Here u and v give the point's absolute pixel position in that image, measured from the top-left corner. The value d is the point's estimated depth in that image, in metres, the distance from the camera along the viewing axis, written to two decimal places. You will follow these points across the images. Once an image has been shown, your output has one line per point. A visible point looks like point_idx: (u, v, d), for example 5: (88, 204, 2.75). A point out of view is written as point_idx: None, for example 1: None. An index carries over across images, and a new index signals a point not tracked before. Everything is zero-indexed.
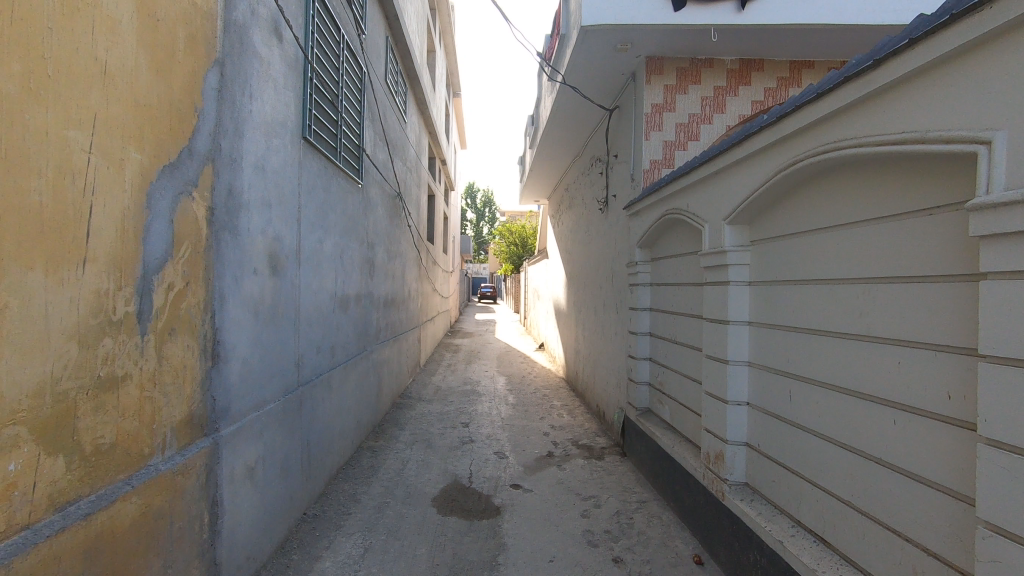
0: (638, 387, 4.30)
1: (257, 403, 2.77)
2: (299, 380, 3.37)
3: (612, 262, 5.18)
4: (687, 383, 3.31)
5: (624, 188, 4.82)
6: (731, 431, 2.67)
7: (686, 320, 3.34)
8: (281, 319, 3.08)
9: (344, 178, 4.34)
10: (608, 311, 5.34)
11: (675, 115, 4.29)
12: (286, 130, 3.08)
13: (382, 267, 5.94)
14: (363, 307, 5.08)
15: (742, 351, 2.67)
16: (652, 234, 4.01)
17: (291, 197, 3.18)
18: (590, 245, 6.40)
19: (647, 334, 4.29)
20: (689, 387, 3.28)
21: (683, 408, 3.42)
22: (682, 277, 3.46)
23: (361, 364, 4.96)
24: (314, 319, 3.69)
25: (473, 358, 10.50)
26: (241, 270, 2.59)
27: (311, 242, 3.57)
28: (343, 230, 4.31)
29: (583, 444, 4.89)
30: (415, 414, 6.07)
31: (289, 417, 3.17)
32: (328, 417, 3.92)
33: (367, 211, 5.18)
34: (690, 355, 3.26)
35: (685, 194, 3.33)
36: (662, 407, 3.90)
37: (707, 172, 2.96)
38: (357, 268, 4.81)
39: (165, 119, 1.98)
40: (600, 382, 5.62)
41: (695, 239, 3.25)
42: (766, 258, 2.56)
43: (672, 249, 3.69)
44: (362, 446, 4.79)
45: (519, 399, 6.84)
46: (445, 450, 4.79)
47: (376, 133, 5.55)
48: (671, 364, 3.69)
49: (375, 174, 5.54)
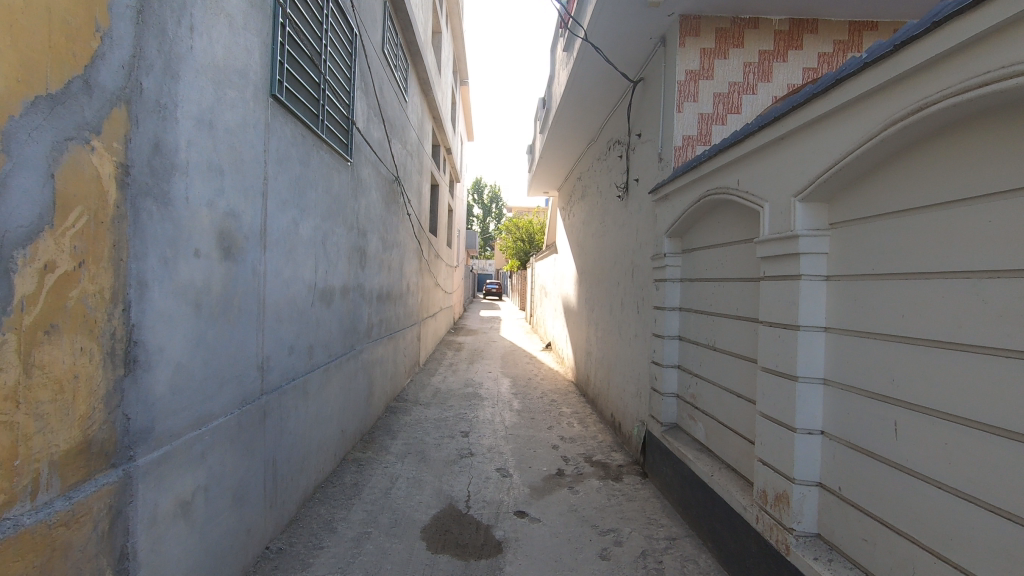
0: (665, 398, 3.70)
1: (199, 418, 2.21)
2: (262, 386, 2.80)
3: (633, 256, 4.58)
4: (733, 401, 2.72)
5: (650, 171, 4.22)
6: (800, 467, 2.08)
7: (733, 323, 2.74)
8: (237, 313, 2.51)
9: (328, 152, 3.76)
10: (627, 310, 4.75)
11: (713, 84, 3.69)
12: (245, 81, 2.50)
13: (375, 258, 5.35)
14: (351, 301, 4.50)
15: (817, 366, 2.08)
16: (686, 220, 3.41)
17: (252, 164, 2.60)
18: (606, 237, 5.79)
19: (675, 338, 3.69)
20: (736, 405, 2.69)
21: (726, 429, 2.83)
22: (727, 271, 2.86)
23: (347, 367, 4.38)
24: (286, 315, 3.11)
25: (476, 357, 9.91)
26: (176, 249, 2.02)
27: (281, 222, 2.99)
28: (324, 211, 3.73)
29: (597, 461, 4.31)
30: (409, 421, 5.49)
31: (247, 433, 2.61)
32: (302, 429, 3.35)
33: (356, 194, 4.60)
34: (737, 366, 2.67)
35: (734, 168, 2.71)
36: (694, 424, 3.32)
37: (768, 137, 2.35)
38: (344, 256, 4.24)
39: (38, 32, 1.42)
40: (616, 389, 5.03)
41: (745, 225, 2.66)
42: (854, 245, 1.97)
43: (714, 237, 3.09)
44: (346, 459, 4.22)
45: (524, 404, 6.26)
46: (441, 465, 4.22)
47: (370, 106, 4.96)
48: (708, 376, 3.10)
49: (368, 153, 4.95)
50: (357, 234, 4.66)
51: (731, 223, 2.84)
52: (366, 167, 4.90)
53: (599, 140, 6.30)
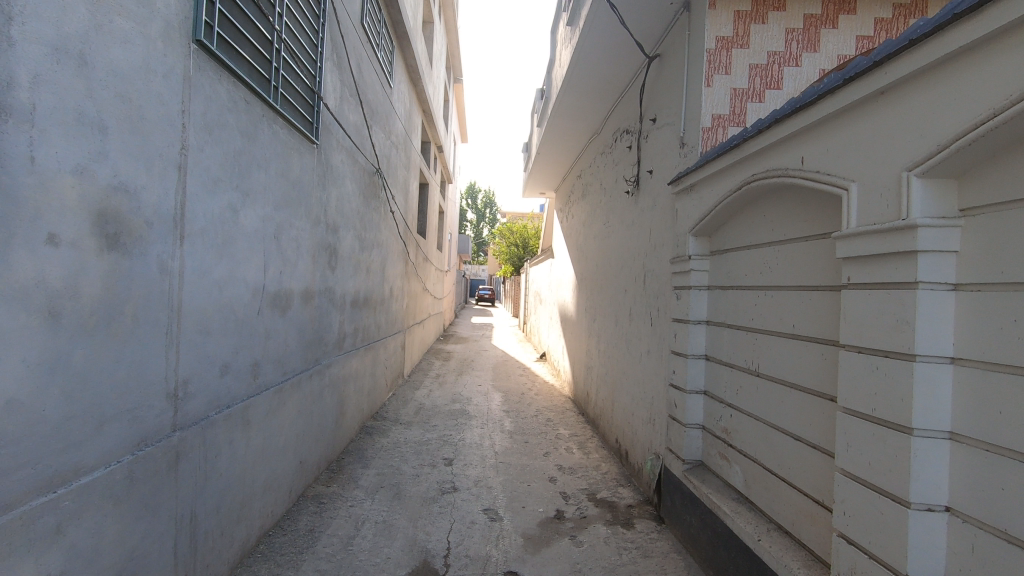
0: (687, 430, 3.06)
1: (52, 477, 1.54)
2: (175, 420, 2.14)
3: (645, 259, 3.96)
4: (792, 447, 2.09)
5: (668, 159, 3.60)
6: (916, 559, 1.44)
7: (795, 344, 2.11)
8: (134, 325, 1.86)
9: (284, 128, 3.11)
10: (638, 321, 4.12)
11: (748, 54, 3.08)
12: (149, 14, 1.87)
13: (349, 259, 4.69)
14: (315, 307, 3.84)
15: (941, 413, 1.45)
16: (719, 214, 2.80)
17: (160, 125, 1.95)
18: (611, 238, 5.16)
19: (702, 357, 3.07)
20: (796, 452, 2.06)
21: (778, 480, 2.21)
22: (783, 278, 2.23)
23: (309, 385, 3.71)
24: (217, 327, 2.44)
25: (465, 368, 9.23)
26: (7, 233, 1.38)
27: (210, 207, 2.33)
28: (278, 198, 3.07)
29: (602, 500, 3.67)
30: (386, 444, 4.82)
31: (148, 486, 1.95)
32: (241, 469, 2.69)
33: (325, 182, 3.95)
34: (800, 402, 2.05)
35: (796, 144, 2.07)
36: (730, 466, 2.69)
37: (858, 95, 1.71)
38: (306, 254, 3.58)
39: None
40: (623, 412, 4.40)
41: (812, 217, 2.04)
42: (1004, 239, 1.33)
43: (759, 235, 2.47)
44: (304, 496, 3.55)
45: (517, 425, 5.60)
46: (417, 504, 3.55)
47: (345, 82, 4.32)
48: (751, 409, 2.48)
49: (341, 137, 4.31)
50: (326, 229, 4.00)
51: (788, 216, 2.21)
52: (338, 152, 4.24)
53: (604, 132, 5.70)
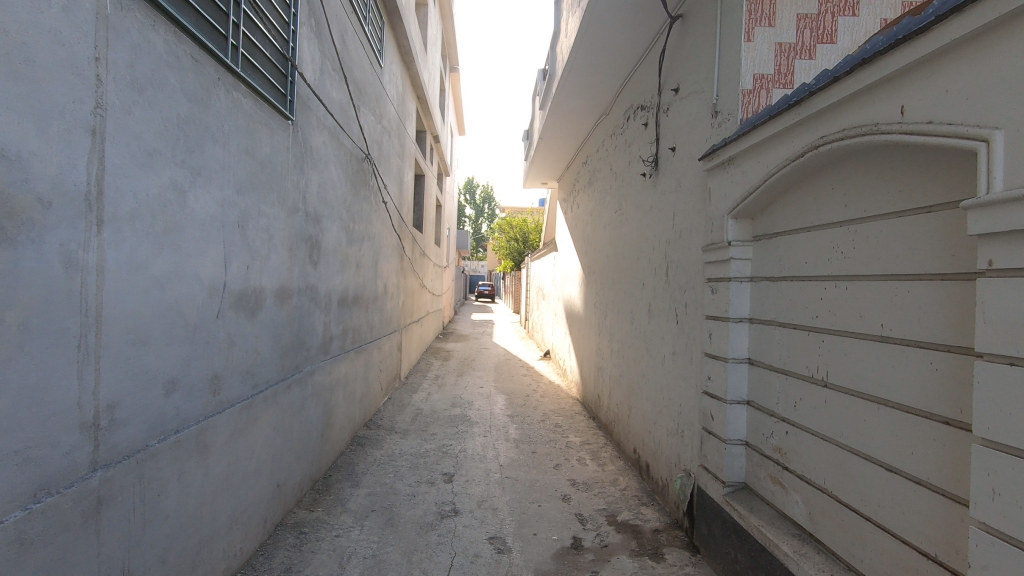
0: (728, 448, 2.60)
1: None
2: (97, 456, 1.68)
3: (669, 247, 3.49)
4: (899, 483, 1.64)
5: (697, 132, 3.13)
6: None
7: (898, 350, 1.66)
8: (20, 337, 1.40)
9: (248, 97, 2.64)
10: (660, 319, 3.65)
11: (796, 2, 2.67)
12: None
13: (335, 253, 4.22)
14: (294, 307, 3.37)
15: None
16: (769, 191, 2.35)
17: (58, 73, 1.49)
18: (624, 226, 4.70)
19: (745, 361, 2.62)
20: (907, 488, 1.61)
21: (868, 521, 1.76)
22: (872, 265, 1.78)
23: (288, 397, 3.25)
24: (159, 334, 1.98)
25: (466, 368, 8.75)
26: None
27: (145, 186, 1.87)
28: (242, 180, 2.60)
29: (624, 523, 3.22)
30: (379, 458, 4.36)
31: (53, 545, 1.50)
32: (197, 505, 2.22)
33: (304, 165, 3.47)
34: (915, 427, 1.59)
35: (890, 91, 1.61)
36: (787, 494, 2.23)
37: (1000, 9, 1.24)
38: (281, 246, 3.11)
39: None
40: (643, 421, 3.94)
41: (921, 187, 1.59)
42: None
43: (828, 214, 2.02)
44: (282, 525, 3.10)
45: (523, 432, 5.13)
46: (412, 532, 3.09)
47: (326, 53, 3.84)
48: (820, 427, 2.04)
49: (323, 115, 3.83)
50: (306, 219, 3.53)
51: (878, 187, 1.76)
52: (319, 133, 3.76)
53: (615, 111, 5.22)
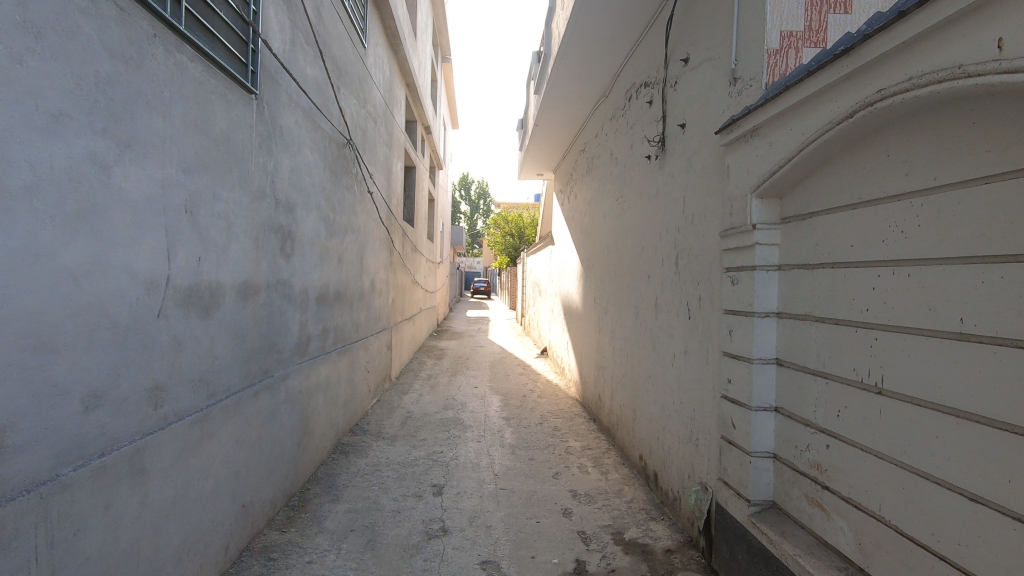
0: (754, 461, 2.27)
1: None
2: None
3: (679, 235, 3.15)
4: (997, 519, 1.30)
5: (712, 104, 2.78)
6: None
7: (989, 352, 1.33)
8: None
9: (197, 61, 2.28)
10: (669, 315, 3.31)
11: None
12: None
13: (312, 245, 3.86)
14: (261, 304, 3.01)
15: None
16: (804, 163, 2.01)
17: None
18: (627, 214, 4.35)
19: (772, 362, 2.28)
20: (1010, 527, 1.27)
21: (946, 562, 1.44)
22: (951, 245, 1.45)
23: (255, 405, 2.89)
24: (73, 338, 1.64)
25: (459, 367, 8.39)
26: None
27: (46, 157, 1.52)
28: (191, 158, 2.25)
29: (632, 542, 2.89)
30: (363, 467, 4.02)
31: None
32: (131, 540, 1.88)
33: (272, 146, 3.11)
34: (1019, 449, 1.25)
35: (983, 20, 1.27)
36: (829, 519, 1.90)
37: None
38: (244, 236, 2.75)
39: None
40: (650, 425, 3.61)
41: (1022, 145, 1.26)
42: None
43: (884, 185, 1.69)
44: (248, 550, 2.75)
45: (519, 436, 4.79)
46: (395, 556, 2.75)
47: (297, 23, 3.48)
48: (874, 442, 1.70)
49: (295, 92, 3.47)
50: (275, 206, 3.18)
51: (958, 147, 1.43)
52: (291, 111, 3.40)
53: (615, 91, 4.86)
